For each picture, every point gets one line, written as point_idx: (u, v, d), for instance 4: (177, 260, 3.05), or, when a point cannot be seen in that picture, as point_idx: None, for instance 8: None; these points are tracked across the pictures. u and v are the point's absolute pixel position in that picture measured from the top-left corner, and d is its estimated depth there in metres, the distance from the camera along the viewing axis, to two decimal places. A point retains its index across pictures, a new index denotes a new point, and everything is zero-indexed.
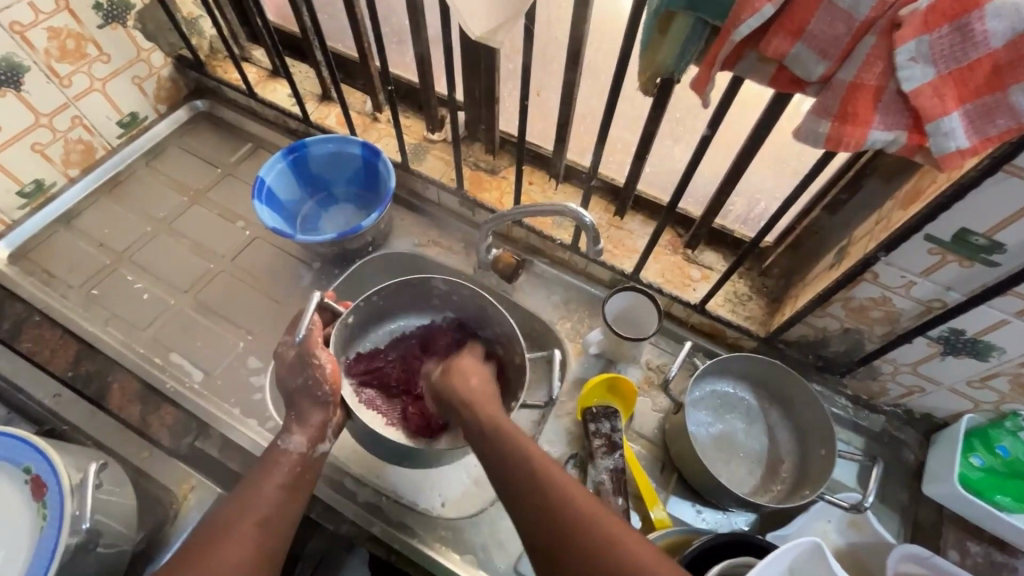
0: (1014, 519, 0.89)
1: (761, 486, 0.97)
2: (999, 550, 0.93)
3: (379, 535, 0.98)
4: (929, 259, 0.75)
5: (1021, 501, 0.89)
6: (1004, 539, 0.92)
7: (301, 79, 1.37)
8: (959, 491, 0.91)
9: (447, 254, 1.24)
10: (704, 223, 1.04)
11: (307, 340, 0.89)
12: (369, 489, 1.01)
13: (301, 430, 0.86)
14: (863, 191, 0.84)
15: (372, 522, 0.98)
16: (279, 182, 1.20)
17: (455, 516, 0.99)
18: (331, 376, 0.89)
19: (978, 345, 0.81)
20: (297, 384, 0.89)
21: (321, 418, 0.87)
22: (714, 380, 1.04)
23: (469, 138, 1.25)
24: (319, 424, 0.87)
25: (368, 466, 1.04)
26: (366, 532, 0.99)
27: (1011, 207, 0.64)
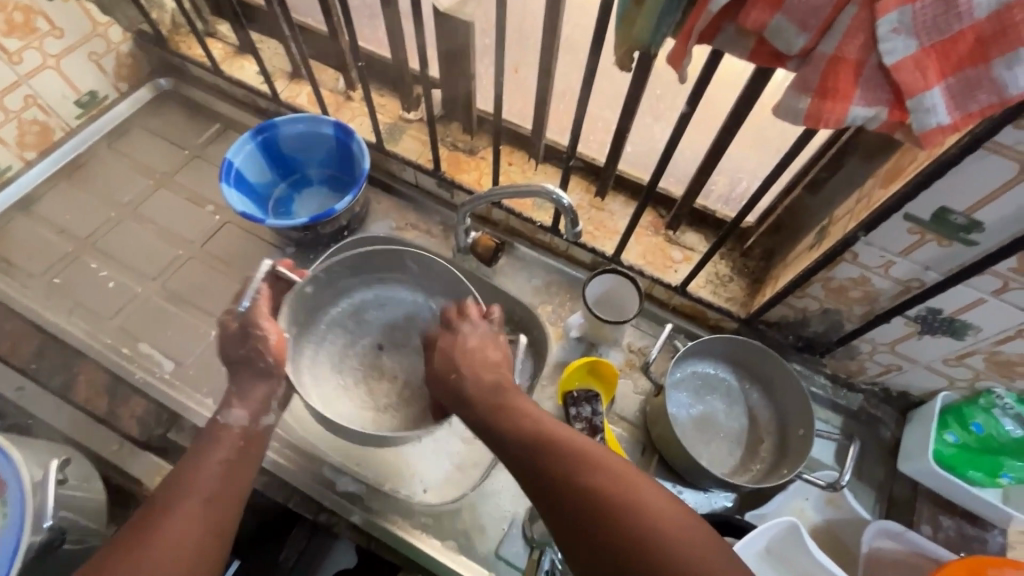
0: (986, 493, 0.92)
1: (740, 466, 0.98)
2: (970, 524, 0.95)
3: (359, 524, 0.98)
4: (907, 238, 0.75)
5: (992, 476, 0.91)
6: (975, 512, 0.95)
7: (269, 55, 1.32)
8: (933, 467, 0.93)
9: (426, 237, 1.22)
10: (686, 204, 1.02)
11: (251, 311, 0.87)
12: (348, 477, 1.00)
13: (244, 405, 0.82)
14: (844, 169, 0.82)
15: (351, 511, 0.98)
16: (248, 164, 1.15)
17: (437, 502, 0.99)
18: (275, 348, 0.86)
19: (954, 324, 0.82)
20: (238, 356, 0.86)
21: (265, 391, 0.85)
22: (693, 362, 1.04)
23: (446, 118, 1.22)
24: (262, 397, 0.84)
25: (347, 454, 1.03)
26: (347, 520, 0.99)
27: (991, 185, 0.64)
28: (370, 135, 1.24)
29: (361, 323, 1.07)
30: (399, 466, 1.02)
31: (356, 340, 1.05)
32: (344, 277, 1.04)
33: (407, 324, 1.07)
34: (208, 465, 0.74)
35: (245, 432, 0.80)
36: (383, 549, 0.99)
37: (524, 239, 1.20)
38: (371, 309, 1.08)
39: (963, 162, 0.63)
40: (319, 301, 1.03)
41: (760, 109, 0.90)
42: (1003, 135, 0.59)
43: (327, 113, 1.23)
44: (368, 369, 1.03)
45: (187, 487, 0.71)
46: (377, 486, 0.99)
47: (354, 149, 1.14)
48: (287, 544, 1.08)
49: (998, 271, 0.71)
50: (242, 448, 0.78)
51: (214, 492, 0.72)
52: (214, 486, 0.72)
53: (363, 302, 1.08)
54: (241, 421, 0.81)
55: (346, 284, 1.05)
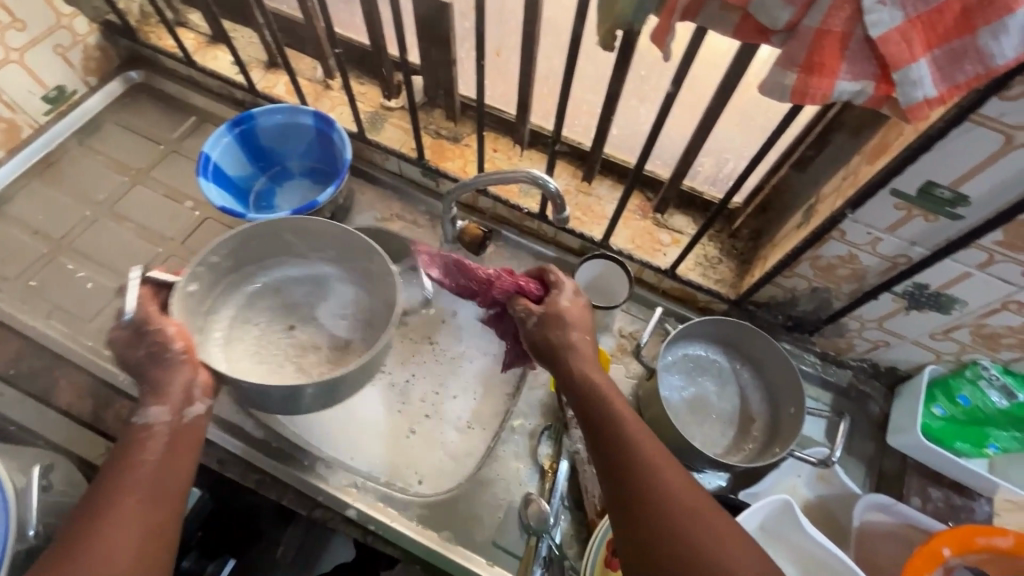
0: (974, 464, 0.93)
1: (733, 446, 0.99)
2: (958, 494, 0.96)
3: (355, 517, 0.96)
4: (895, 214, 0.74)
5: (979, 446, 0.93)
6: (962, 482, 0.96)
7: (243, 45, 1.28)
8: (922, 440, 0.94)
9: (413, 228, 1.20)
10: (673, 186, 1.01)
11: (138, 316, 0.78)
12: (343, 472, 0.99)
13: (160, 400, 0.75)
14: (831, 147, 0.82)
15: (346, 505, 0.96)
16: (226, 157, 1.13)
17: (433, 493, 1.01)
18: (179, 337, 0.79)
19: (941, 299, 0.82)
20: (140, 357, 0.78)
21: (184, 380, 0.77)
22: (684, 344, 1.04)
23: (428, 105, 1.19)
24: (180, 387, 0.77)
25: (342, 447, 1.04)
26: (341, 515, 0.97)
27: (976, 158, 0.64)
28: (351, 124, 1.21)
29: (269, 312, 1.00)
30: (396, 459, 1.04)
31: (267, 326, 0.99)
32: (223, 274, 0.93)
33: (321, 292, 1.02)
34: (135, 464, 0.71)
35: (167, 428, 0.74)
36: (380, 542, 0.96)
37: (511, 226, 1.18)
38: (277, 292, 1.01)
39: (949, 136, 0.63)
40: (206, 299, 0.92)
41: (745, 88, 0.89)
42: (990, 107, 0.59)
43: (306, 103, 1.20)
44: (286, 349, 0.98)
45: (122, 488, 0.69)
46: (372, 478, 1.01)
47: (335, 139, 1.12)
48: (283, 541, 1.10)
49: (983, 244, 0.71)
50: (169, 445, 0.74)
51: (153, 491, 0.70)
52: (150, 485, 0.70)
53: (265, 287, 1.00)
54: (162, 416, 0.75)
55: (233, 278, 0.96)
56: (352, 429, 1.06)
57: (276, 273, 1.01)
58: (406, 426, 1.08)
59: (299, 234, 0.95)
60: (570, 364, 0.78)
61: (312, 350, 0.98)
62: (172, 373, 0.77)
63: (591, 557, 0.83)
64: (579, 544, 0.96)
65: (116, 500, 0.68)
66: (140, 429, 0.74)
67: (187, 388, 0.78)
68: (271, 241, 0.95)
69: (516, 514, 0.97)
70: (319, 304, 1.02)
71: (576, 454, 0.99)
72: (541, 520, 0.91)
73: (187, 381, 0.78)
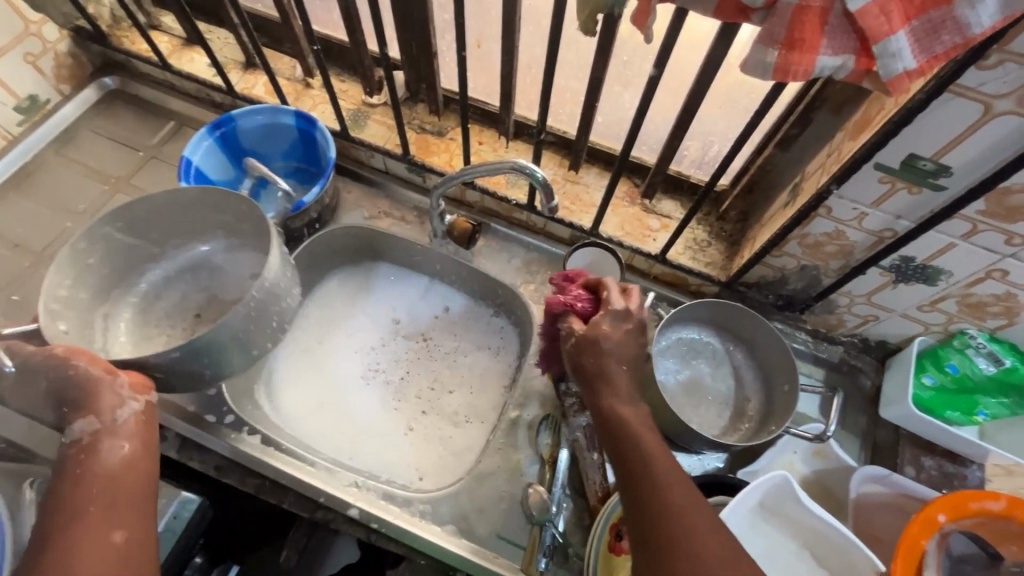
0: (964, 431, 0.95)
1: (730, 427, 1.00)
2: (950, 462, 0.98)
3: (357, 516, 0.95)
4: (879, 188, 0.76)
5: (969, 414, 0.94)
6: (954, 450, 0.98)
7: (219, 46, 1.26)
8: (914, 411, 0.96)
9: (401, 224, 1.19)
10: (660, 171, 1.01)
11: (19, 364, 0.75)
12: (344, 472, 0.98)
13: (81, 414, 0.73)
14: (813, 125, 0.83)
15: (348, 504, 0.95)
16: (207, 161, 1.12)
17: (435, 488, 1.01)
18: (72, 355, 0.75)
19: (927, 271, 0.84)
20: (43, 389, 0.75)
21: (107, 386, 0.74)
22: (679, 326, 1.04)
23: (411, 99, 1.18)
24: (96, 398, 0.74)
25: (342, 447, 1.04)
26: (343, 515, 0.95)
27: (956, 128, 0.65)
28: (334, 122, 1.20)
29: (174, 307, 1.03)
30: (395, 458, 1.04)
31: (169, 322, 1.02)
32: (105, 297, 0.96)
33: (227, 274, 1.05)
34: (77, 480, 0.70)
35: (100, 437, 0.72)
36: (383, 540, 0.95)
37: (500, 218, 1.19)
38: (162, 294, 1.03)
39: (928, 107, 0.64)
40: (92, 319, 0.93)
41: (727, 70, 0.89)
42: (967, 78, 0.60)
43: (286, 103, 1.19)
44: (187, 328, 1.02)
45: (77, 502, 0.68)
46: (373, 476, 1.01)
47: (319, 138, 1.11)
48: (287, 544, 1.11)
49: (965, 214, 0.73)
50: (109, 451, 0.72)
51: (113, 497, 0.69)
52: (105, 489, 0.70)
53: (151, 291, 1.03)
54: (89, 426, 0.72)
55: (125, 291, 0.99)
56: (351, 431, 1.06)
57: (165, 271, 1.03)
58: (404, 423, 1.08)
59: (176, 212, 0.97)
60: (610, 399, 0.75)
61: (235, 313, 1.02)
62: (92, 390, 0.73)
63: (595, 542, 0.83)
64: (583, 531, 0.95)
65: (73, 511, 0.67)
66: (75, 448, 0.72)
67: (114, 391, 0.74)
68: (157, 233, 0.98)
69: (518, 505, 0.96)
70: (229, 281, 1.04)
71: (575, 442, 0.97)
72: (543, 510, 0.90)
73: (111, 385, 0.74)
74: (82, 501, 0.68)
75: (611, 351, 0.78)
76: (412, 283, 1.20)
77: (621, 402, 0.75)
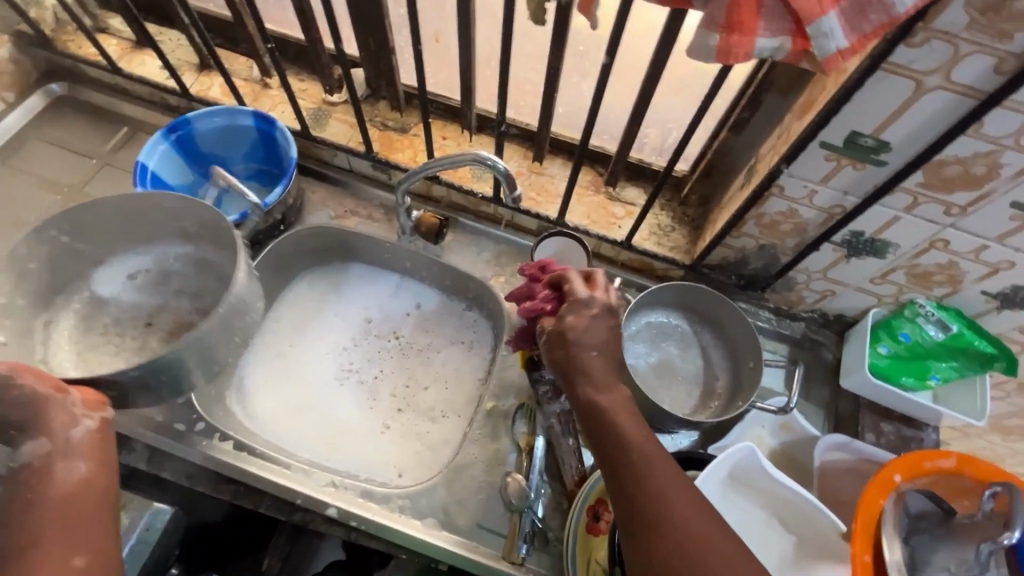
0: (918, 395, 0.99)
1: (700, 405, 1.02)
2: (907, 426, 1.02)
3: (336, 516, 0.95)
4: (826, 165, 0.79)
5: (923, 380, 0.98)
6: (911, 415, 1.02)
7: (172, 48, 1.23)
8: (873, 380, 0.99)
9: (369, 223, 1.18)
10: (621, 158, 1.03)
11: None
12: (322, 474, 0.97)
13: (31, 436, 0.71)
14: (764, 107, 0.85)
15: (327, 504, 0.95)
16: (164, 166, 1.10)
17: (413, 483, 1.01)
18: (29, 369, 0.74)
19: (876, 244, 0.87)
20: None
21: (58, 403, 0.73)
22: (647, 311, 1.07)
23: (371, 97, 1.17)
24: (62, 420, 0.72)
25: (320, 448, 1.03)
26: (322, 515, 0.96)
27: (893, 105, 0.68)
28: (294, 122, 1.18)
29: (124, 313, 1.00)
30: (374, 457, 1.04)
31: (119, 331, 0.98)
32: (43, 304, 0.93)
33: (174, 275, 1.02)
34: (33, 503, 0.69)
35: (54, 459, 0.71)
36: (363, 537, 0.96)
37: (467, 212, 1.19)
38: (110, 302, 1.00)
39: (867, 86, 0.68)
40: (33, 325, 0.92)
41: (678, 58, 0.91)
42: (899, 56, 0.64)
43: (244, 104, 1.17)
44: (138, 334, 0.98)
45: (34, 525, 0.68)
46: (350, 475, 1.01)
47: (279, 138, 1.10)
48: (269, 552, 1.09)
49: (906, 186, 0.77)
50: (65, 472, 0.71)
51: (73, 514, 0.69)
52: (66, 507, 0.69)
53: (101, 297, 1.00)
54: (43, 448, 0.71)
55: (65, 299, 0.96)
56: (326, 433, 1.05)
57: (116, 279, 1.01)
58: (380, 422, 1.08)
59: (124, 219, 0.96)
60: (584, 389, 0.75)
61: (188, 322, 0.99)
62: (44, 409, 0.72)
63: (573, 523, 0.86)
64: (561, 516, 0.96)
65: (32, 537, 0.67)
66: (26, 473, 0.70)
67: (68, 410, 0.73)
68: (102, 240, 0.97)
69: (495, 494, 0.97)
70: (178, 284, 1.02)
71: (551, 428, 0.98)
72: (522, 497, 0.91)
73: (64, 404, 0.73)
74: (40, 529, 0.67)
75: (580, 341, 0.78)
76: (383, 282, 1.20)
77: (599, 391, 0.75)
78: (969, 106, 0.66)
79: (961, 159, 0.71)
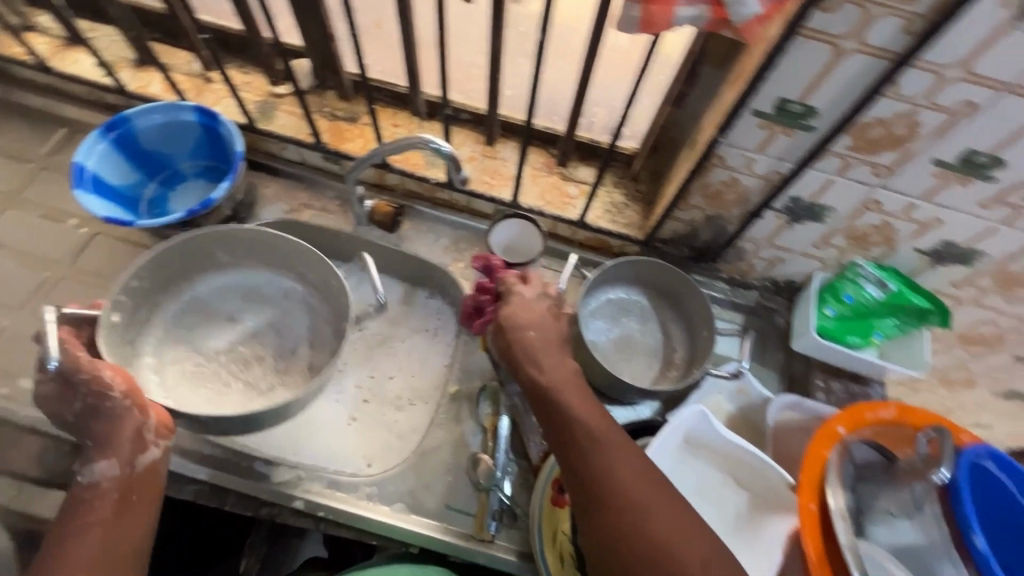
0: (865, 353, 1.06)
1: (660, 375, 1.05)
2: (856, 384, 1.09)
3: (302, 508, 0.98)
4: (759, 133, 0.89)
5: (867, 337, 1.06)
6: (857, 373, 1.09)
7: (105, 44, 1.23)
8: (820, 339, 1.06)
9: (323, 214, 1.22)
10: (568, 138, 1.08)
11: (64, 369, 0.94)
12: (284, 466, 1.00)
13: (97, 456, 0.93)
14: (701, 80, 0.91)
15: (292, 497, 0.99)
16: (104, 166, 1.10)
17: (378, 474, 1.01)
18: (117, 381, 0.95)
19: (815, 209, 0.99)
20: (76, 409, 0.96)
21: (134, 428, 0.93)
22: (604, 287, 1.09)
23: (321, 90, 1.19)
24: (131, 431, 0.93)
25: (288, 445, 1.02)
26: (289, 507, 0.99)
27: (821, 65, 0.79)
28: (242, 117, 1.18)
29: (205, 314, 1.20)
30: (334, 445, 1.04)
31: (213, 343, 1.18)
32: (155, 295, 1.15)
33: (238, 290, 1.23)
34: (73, 533, 0.86)
35: (115, 482, 0.91)
36: (328, 524, 1.00)
37: (423, 200, 1.22)
38: (207, 301, 1.21)
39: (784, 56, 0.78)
40: (131, 352, 1.10)
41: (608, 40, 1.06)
42: (816, 22, 0.74)
43: (183, 102, 1.17)
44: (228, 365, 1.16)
45: (77, 559, 0.83)
46: (291, 462, 1.01)
47: (221, 132, 1.11)
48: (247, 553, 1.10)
49: (837, 149, 0.89)
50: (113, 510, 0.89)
51: (116, 553, 0.86)
52: (113, 545, 0.87)
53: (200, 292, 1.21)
54: (107, 472, 0.91)
55: (147, 309, 1.14)
56: (291, 426, 1.04)
57: (205, 290, 1.21)
58: (346, 414, 1.07)
59: (216, 240, 1.14)
60: (530, 374, 0.85)
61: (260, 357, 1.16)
62: (116, 426, 0.94)
63: (538, 499, 0.94)
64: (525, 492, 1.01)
65: (69, 564, 0.83)
66: (82, 490, 0.90)
67: (139, 437, 0.94)
68: (178, 263, 1.16)
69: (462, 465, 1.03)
70: (229, 306, 1.21)
71: (515, 408, 1.03)
72: (489, 476, 0.96)
73: (138, 429, 0.94)
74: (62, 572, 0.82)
75: (519, 322, 0.89)
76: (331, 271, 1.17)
77: (540, 374, 0.84)
78: (884, 66, 0.77)
79: (882, 120, 0.83)
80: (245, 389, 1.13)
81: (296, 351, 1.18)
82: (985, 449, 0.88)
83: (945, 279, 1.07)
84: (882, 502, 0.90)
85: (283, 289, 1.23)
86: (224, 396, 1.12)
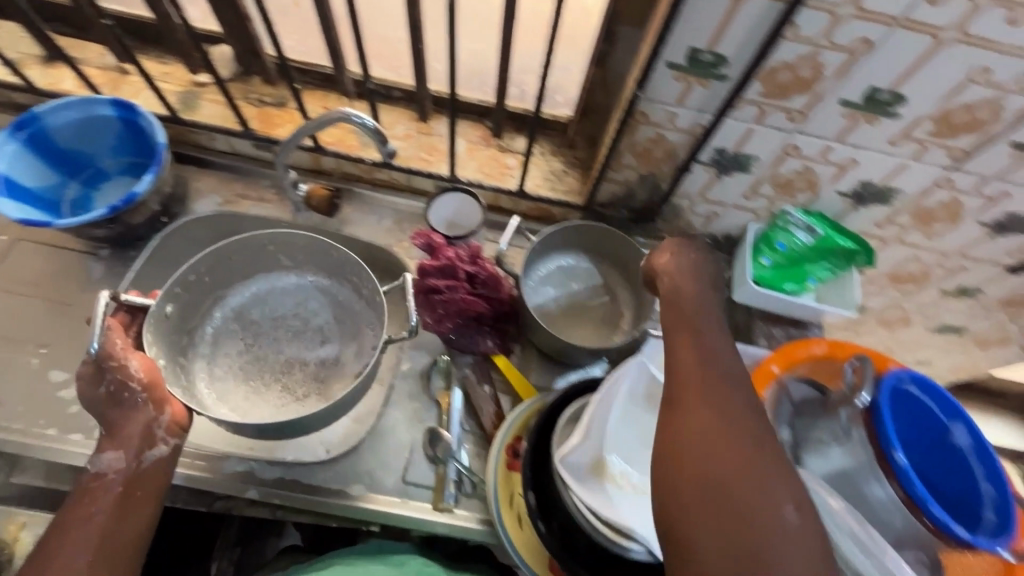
0: (801, 295, 1.31)
1: (604, 336, 1.34)
2: (783, 319, 1.37)
3: (281, 502, 1.20)
4: (677, 85, 1.10)
5: (800, 283, 1.31)
6: (795, 313, 1.36)
7: (91, 55, 1.43)
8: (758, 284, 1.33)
9: (262, 203, 1.44)
10: (502, 109, 1.36)
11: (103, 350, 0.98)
12: (234, 460, 1.20)
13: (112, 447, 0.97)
14: (621, 39, 1.14)
15: (247, 487, 1.19)
16: (16, 175, 1.25)
17: (406, 476, 1.23)
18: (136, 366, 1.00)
19: (739, 159, 1.23)
20: (100, 392, 1.00)
21: (146, 421, 0.99)
22: (546, 257, 1.40)
23: (242, 72, 1.43)
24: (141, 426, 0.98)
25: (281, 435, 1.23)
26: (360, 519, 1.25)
27: (715, 21, 0.97)
28: (233, 123, 1.39)
29: (254, 321, 1.30)
30: (304, 439, 1.24)
31: (253, 373, 1.25)
32: (211, 290, 1.26)
33: (277, 299, 1.33)
34: (86, 506, 0.92)
35: (118, 475, 0.95)
36: (290, 513, 1.28)
37: (365, 181, 1.48)
38: (252, 310, 1.31)
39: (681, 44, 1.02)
40: (179, 364, 1.18)
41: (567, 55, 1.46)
42: None
43: (176, 117, 1.36)
44: (276, 372, 1.25)
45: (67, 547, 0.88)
46: (276, 457, 1.21)
47: (140, 124, 1.27)
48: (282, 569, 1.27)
49: (751, 98, 1.09)
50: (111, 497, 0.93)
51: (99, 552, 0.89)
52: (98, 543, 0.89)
53: (241, 300, 1.31)
54: (113, 463, 0.96)
55: (211, 298, 1.27)
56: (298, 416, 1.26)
57: (248, 292, 1.31)
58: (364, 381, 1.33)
59: (280, 248, 1.27)
60: (682, 334, 0.96)
61: (295, 364, 1.26)
62: (130, 416, 0.99)
63: (495, 463, 1.18)
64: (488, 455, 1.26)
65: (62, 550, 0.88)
66: (90, 482, 0.95)
67: (149, 433, 0.99)
68: (234, 265, 1.26)
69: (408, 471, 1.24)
70: (278, 311, 1.32)
71: (466, 378, 1.30)
72: (445, 449, 1.20)
73: (150, 422, 0.99)
74: (73, 540, 0.89)
75: (677, 279, 1.07)
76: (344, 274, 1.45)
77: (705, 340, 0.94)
78: (779, 11, 0.94)
79: (787, 64, 1.02)
80: (284, 393, 1.22)
81: (338, 365, 1.26)
82: (904, 375, 0.98)
83: (829, 127, 1.12)
84: (813, 440, 0.99)
85: (331, 292, 1.33)
86: (260, 396, 1.22)
